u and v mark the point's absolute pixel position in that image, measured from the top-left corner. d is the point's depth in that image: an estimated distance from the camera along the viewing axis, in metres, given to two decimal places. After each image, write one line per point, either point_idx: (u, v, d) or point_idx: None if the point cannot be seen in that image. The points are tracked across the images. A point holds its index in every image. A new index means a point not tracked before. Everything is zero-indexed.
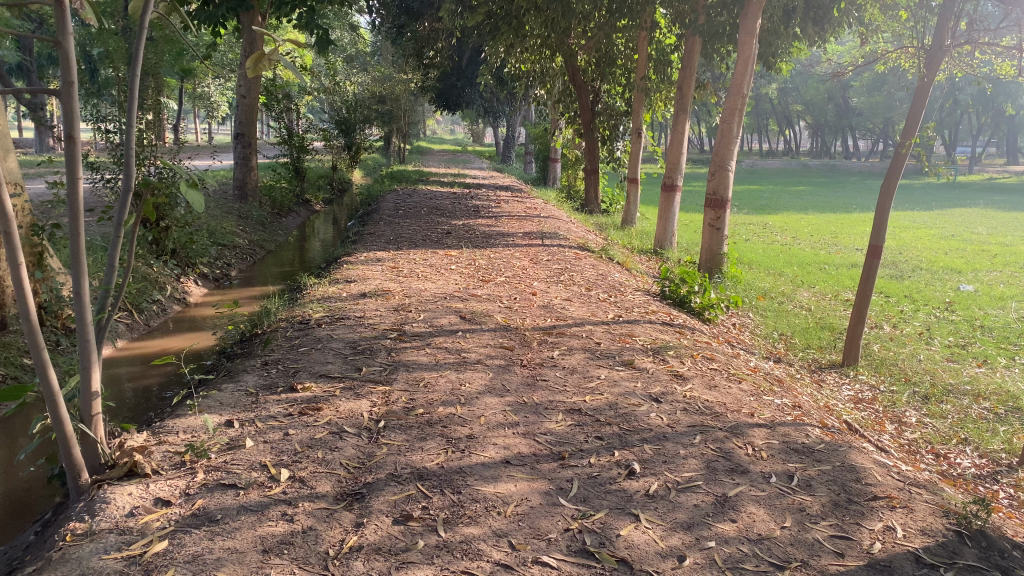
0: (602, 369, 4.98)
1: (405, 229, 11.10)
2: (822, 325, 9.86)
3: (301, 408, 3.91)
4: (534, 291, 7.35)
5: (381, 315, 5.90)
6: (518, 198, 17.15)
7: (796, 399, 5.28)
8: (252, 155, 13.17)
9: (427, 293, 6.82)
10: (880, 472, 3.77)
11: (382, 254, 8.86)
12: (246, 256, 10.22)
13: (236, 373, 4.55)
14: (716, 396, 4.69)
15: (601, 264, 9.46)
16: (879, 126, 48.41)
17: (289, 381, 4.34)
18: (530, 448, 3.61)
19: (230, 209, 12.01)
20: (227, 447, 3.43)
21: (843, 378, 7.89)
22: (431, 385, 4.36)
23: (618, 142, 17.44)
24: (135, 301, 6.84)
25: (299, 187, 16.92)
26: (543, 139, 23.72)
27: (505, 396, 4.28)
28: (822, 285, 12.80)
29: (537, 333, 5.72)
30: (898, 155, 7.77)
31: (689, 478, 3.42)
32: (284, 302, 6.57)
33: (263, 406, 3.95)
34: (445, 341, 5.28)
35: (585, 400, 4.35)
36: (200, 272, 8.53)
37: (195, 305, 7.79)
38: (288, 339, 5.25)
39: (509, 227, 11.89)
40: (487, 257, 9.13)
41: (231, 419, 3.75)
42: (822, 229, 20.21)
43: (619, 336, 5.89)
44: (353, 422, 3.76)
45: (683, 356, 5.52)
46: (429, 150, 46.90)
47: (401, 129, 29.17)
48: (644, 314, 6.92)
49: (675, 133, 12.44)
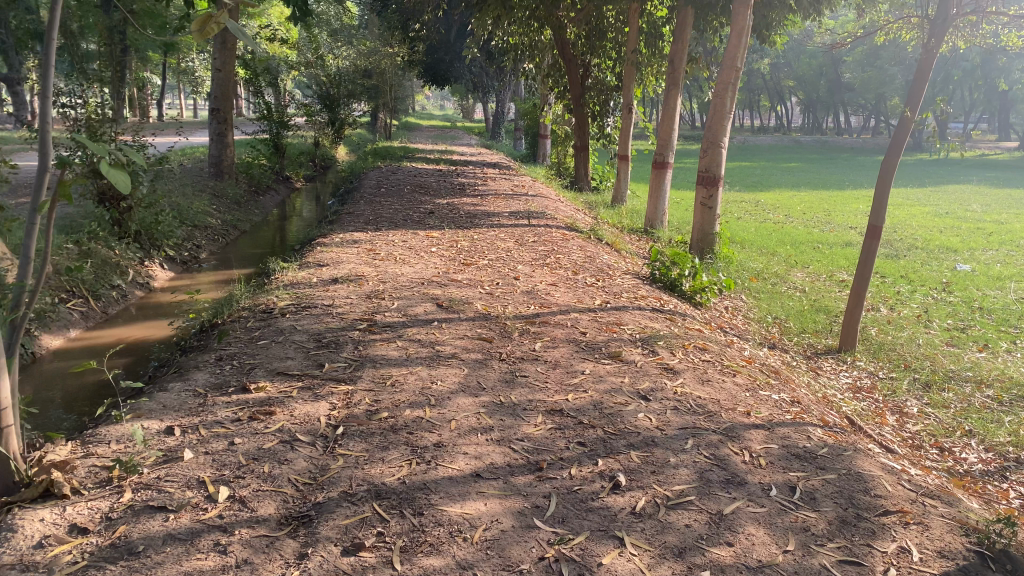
0: (586, 363, 4.62)
1: (385, 208, 10.67)
2: (817, 308, 9.53)
3: (251, 413, 3.53)
4: (517, 275, 6.95)
5: (352, 304, 5.50)
6: (505, 176, 16.68)
7: (795, 393, 4.93)
8: (228, 131, 12.63)
9: (403, 278, 6.42)
10: (889, 480, 3.42)
11: (359, 236, 8.45)
12: (218, 237, 9.76)
13: (187, 371, 4.15)
14: (710, 391, 4.35)
15: (589, 245, 9.08)
16: (872, 102, 47.88)
17: (243, 380, 3.96)
18: (503, 457, 3.24)
19: (205, 187, 11.53)
20: (162, 460, 3.05)
21: (840, 365, 7.57)
22: (400, 383, 3.99)
23: (609, 118, 16.99)
24: (91, 288, 6.39)
25: (280, 164, 16.40)
26: (532, 115, 23.22)
27: (479, 395, 3.90)
28: (816, 266, 12.45)
29: (518, 322, 5.35)
30: (900, 129, 7.39)
31: (680, 491, 3.07)
32: (251, 290, 6.16)
33: (210, 410, 3.57)
34: (419, 333, 4.89)
35: (568, 399, 3.98)
36: (166, 255, 8.07)
37: (158, 290, 7.34)
38: (248, 330, 4.85)
39: (494, 206, 11.48)
40: (471, 238, 8.76)
41: (172, 426, 3.37)
42: (815, 207, 19.84)
43: (607, 325, 5.52)
44: (308, 429, 3.39)
45: (674, 347, 5.16)
46: (416, 126, 46.17)
47: (387, 104, 28.49)
48: (633, 300, 6.55)
49: (667, 108, 12.05)
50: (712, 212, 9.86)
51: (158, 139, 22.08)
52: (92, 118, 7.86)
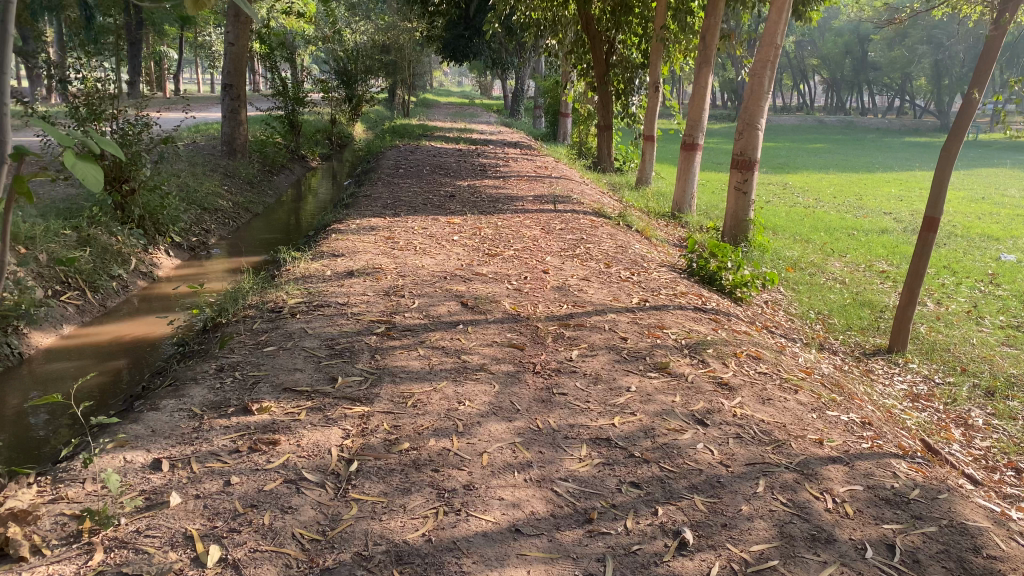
0: (631, 376, 4.10)
1: (404, 191, 10.16)
2: (861, 302, 8.95)
3: (252, 442, 3.05)
4: (546, 268, 6.42)
5: (369, 302, 5.01)
6: (526, 156, 16.05)
7: (863, 412, 4.39)
8: (241, 108, 12.10)
9: (424, 272, 5.91)
10: (999, 534, 2.88)
11: (376, 222, 7.94)
12: (228, 221, 9.29)
13: (184, 385, 3.68)
14: (772, 414, 3.85)
15: (620, 233, 8.53)
16: (899, 81, 46.71)
17: (245, 398, 3.48)
18: (546, 504, 2.76)
19: (215, 166, 11.04)
20: (143, 506, 2.58)
21: (892, 367, 7.02)
22: (424, 404, 3.49)
23: (634, 96, 16.23)
24: (89, 278, 5.92)
25: (295, 142, 15.89)
26: (554, 93, 22.56)
27: (513, 421, 3.40)
28: (854, 254, 11.83)
29: (551, 325, 4.83)
30: (963, 111, 6.75)
31: (760, 554, 2.57)
32: (260, 282, 5.67)
33: (205, 438, 3.09)
34: (443, 338, 4.39)
35: (614, 424, 3.48)
36: (172, 241, 7.61)
37: (162, 280, 6.88)
38: (253, 334, 4.37)
39: (518, 189, 10.94)
40: (494, 224, 8.25)
41: (161, 458, 2.90)
42: (846, 191, 19.16)
43: (648, 328, 4.98)
44: (317, 466, 2.91)
45: (726, 357, 4.62)
46: (433, 102, 45.52)
47: (405, 81, 27.83)
48: (673, 298, 5.99)
49: (697, 86, 11.40)
50: (747, 197, 9.25)
51: (167, 116, 21.55)
52: (88, 96, 6.86)
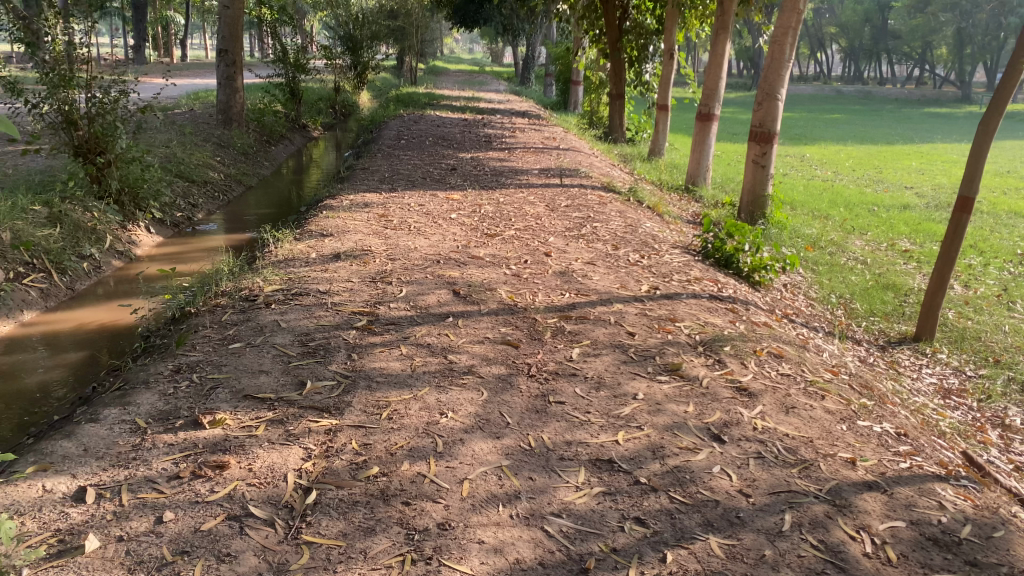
0: (638, 381, 3.66)
1: (403, 164, 9.69)
2: (885, 285, 8.45)
3: (196, 466, 2.63)
4: (548, 250, 5.96)
5: (352, 291, 4.57)
6: (535, 126, 15.50)
7: (898, 420, 3.93)
8: (237, 75, 11.59)
9: (416, 255, 5.46)
10: None
11: (371, 198, 7.49)
12: (218, 194, 8.85)
13: (133, 390, 3.26)
14: (798, 426, 3.41)
15: (629, 210, 8.04)
16: (920, 49, 45.55)
17: (198, 408, 3.06)
18: (533, 549, 2.34)
19: (208, 136, 10.58)
20: (52, 553, 2.17)
21: (919, 359, 6.54)
22: (400, 416, 3.06)
23: (647, 64, 15.63)
24: (56, 259, 5.52)
25: (296, 111, 15.37)
26: (565, 61, 21.87)
27: (501, 438, 2.97)
28: (875, 232, 11.29)
29: (551, 318, 4.38)
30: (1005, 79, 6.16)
31: None
32: (238, 264, 5.25)
33: (143, 460, 2.67)
34: (429, 334, 3.96)
35: (617, 442, 3.05)
36: (154, 217, 7.19)
37: (141, 259, 6.46)
38: (220, 328, 3.95)
39: (524, 162, 10.45)
40: (496, 200, 7.78)
41: (86, 487, 2.49)
42: (865, 163, 18.52)
43: (659, 322, 4.53)
44: (268, 498, 2.48)
45: (744, 355, 4.18)
46: (443, 70, 44.71)
47: (413, 48, 27.12)
48: (686, 285, 5.52)
49: (714, 52, 10.81)
50: (765, 172, 8.73)
51: (159, 82, 21.28)
52: (59, 64, 6.01)
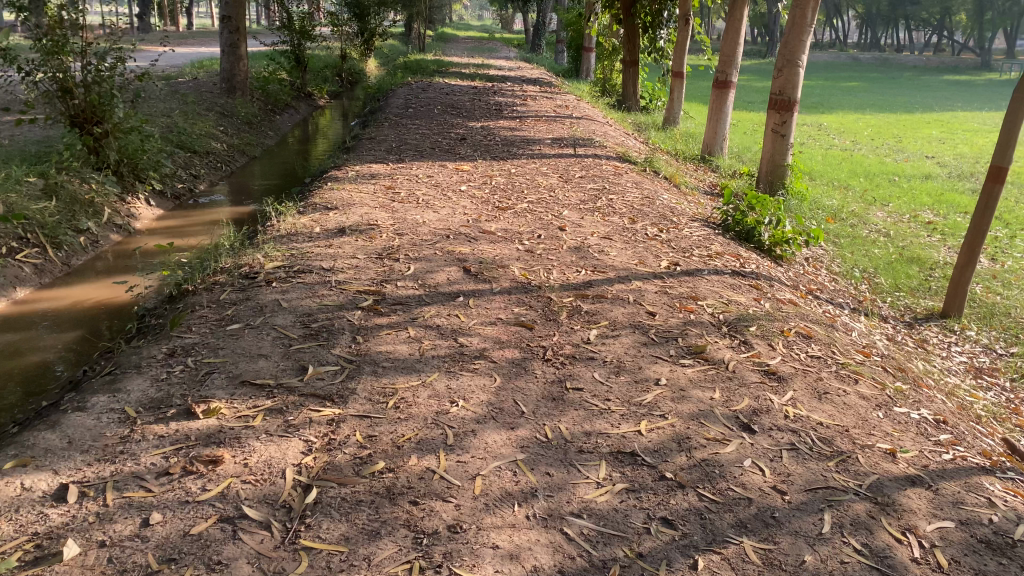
0: (660, 365, 3.44)
1: (411, 133, 9.43)
2: (909, 258, 8.18)
3: (186, 461, 2.44)
4: (563, 224, 5.72)
5: (357, 268, 4.36)
6: (547, 94, 15.17)
7: (936, 406, 3.71)
8: (241, 42, 11.32)
9: (424, 229, 5.24)
10: None
11: (378, 169, 7.25)
12: (222, 165, 8.64)
13: (124, 375, 3.06)
14: (832, 414, 3.19)
15: (645, 181, 7.79)
16: (938, 15, 44.61)
17: (192, 396, 2.87)
18: (552, 555, 2.14)
19: (212, 105, 10.35)
20: (28, 561, 1.99)
21: (947, 336, 6.29)
22: (407, 406, 2.85)
23: (662, 31, 15.24)
24: (51, 233, 5.33)
25: (302, 79, 15.07)
26: (576, 28, 21.43)
27: (516, 429, 2.77)
28: (897, 203, 10.98)
29: (567, 296, 4.17)
30: None
31: None
32: (239, 238, 5.04)
33: (131, 454, 2.48)
34: (439, 315, 3.75)
35: (640, 432, 2.84)
36: (155, 189, 6.98)
37: (141, 233, 6.27)
38: (218, 307, 3.75)
39: (535, 131, 10.17)
40: (507, 172, 7.53)
41: (68, 485, 2.31)
42: (884, 132, 18.11)
43: (680, 300, 4.30)
44: (264, 497, 2.29)
45: (771, 337, 3.95)
46: (451, 37, 44.04)
47: (422, 15, 26.65)
48: (706, 260, 5.28)
49: (732, 16, 10.45)
50: (784, 140, 8.41)
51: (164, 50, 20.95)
52: (54, 30, 5.76)
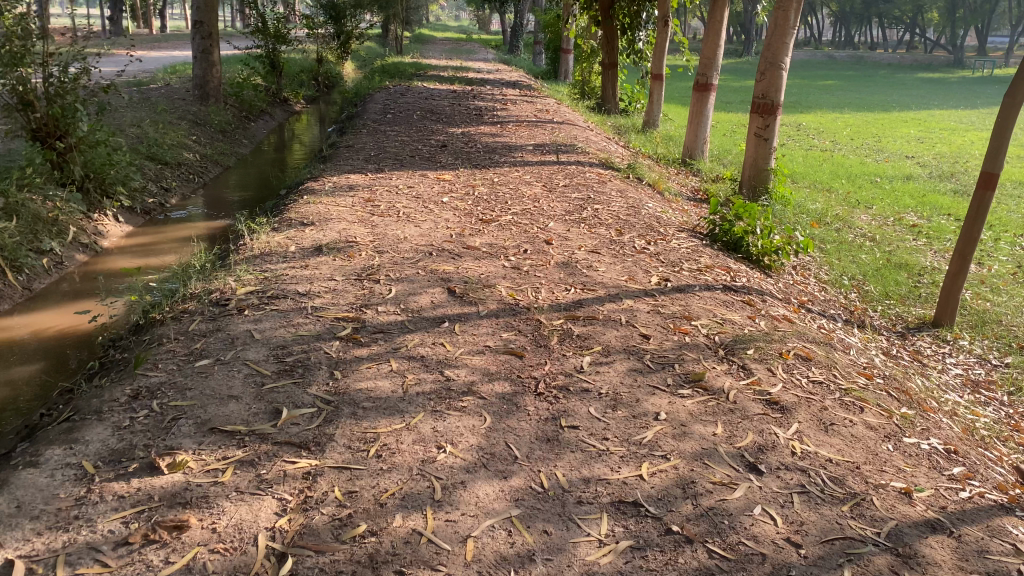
0: (658, 397, 3.25)
1: (390, 141, 9.20)
2: (897, 263, 8.07)
3: (148, 527, 2.21)
4: (549, 238, 5.53)
5: (335, 291, 4.13)
6: (526, 98, 14.98)
7: (945, 432, 3.54)
8: (213, 48, 11.04)
9: (405, 246, 5.02)
10: None
11: (356, 180, 7.02)
12: (194, 176, 8.36)
13: (83, 422, 2.83)
14: (843, 449, 3.01)
15: (630, 189, 7.61)
16: (912, 13, 44.89)
17: (156, 447, 2.64)
18: None
19: (184, 113, 10.06)
20: None
21: (940, 346, 6.16)
22: (391, 454, 2.64)
23: (641, 32, 15.10)
24: (11, 256, 5.04)
25: (277, 84, 14.76)
26: (553, 29, 21.25)
27: (509, 478, 2.56)
28: (881, 205, 10.89)
29: (557, 319, 3.97)
30: None
31: None
32: (210, 258, 4.80)
33: (87, 520, 2.25)
34: (422, 343, 3.54)
35: (642, 477, 2.65)
36: (122, 204, 6.70)
37: (108, 252, 5.99)
38: (187, 340, 3.51)
39: (517, 137, 9.98)
40: (489, 181, 7.33)
41: (14, 560, 2.08)
42: (863, 132, 18.08)
43: (674, 321, 4.12)
44: (234, 571, 2.07)
45: (770, 360, 3.77)
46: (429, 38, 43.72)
47: (398, 17, 26.35)
48: (697, 275, 5.10)
49: (713, 17, 10.27)
50: (768, 145, 8.26)
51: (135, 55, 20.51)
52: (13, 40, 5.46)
